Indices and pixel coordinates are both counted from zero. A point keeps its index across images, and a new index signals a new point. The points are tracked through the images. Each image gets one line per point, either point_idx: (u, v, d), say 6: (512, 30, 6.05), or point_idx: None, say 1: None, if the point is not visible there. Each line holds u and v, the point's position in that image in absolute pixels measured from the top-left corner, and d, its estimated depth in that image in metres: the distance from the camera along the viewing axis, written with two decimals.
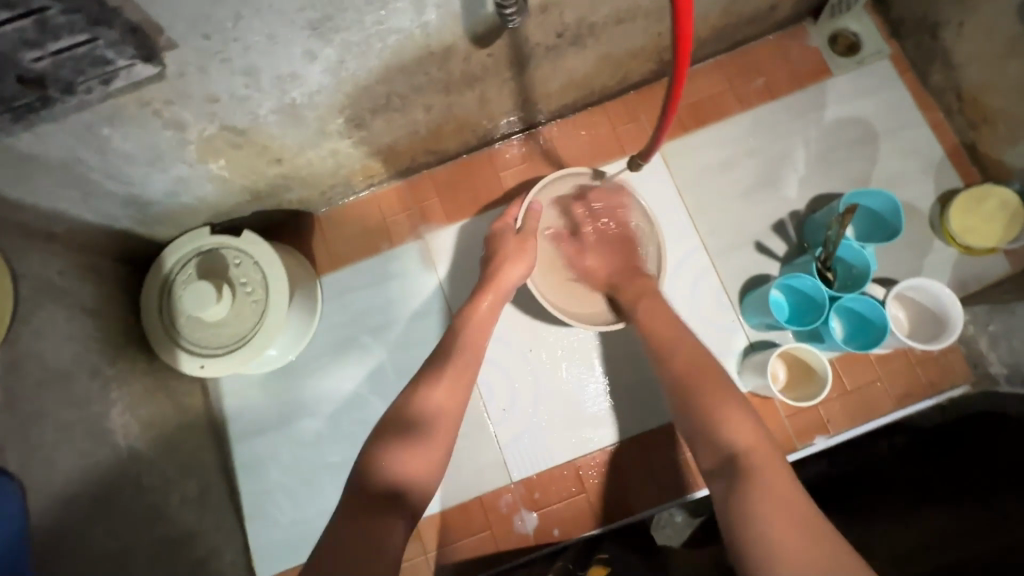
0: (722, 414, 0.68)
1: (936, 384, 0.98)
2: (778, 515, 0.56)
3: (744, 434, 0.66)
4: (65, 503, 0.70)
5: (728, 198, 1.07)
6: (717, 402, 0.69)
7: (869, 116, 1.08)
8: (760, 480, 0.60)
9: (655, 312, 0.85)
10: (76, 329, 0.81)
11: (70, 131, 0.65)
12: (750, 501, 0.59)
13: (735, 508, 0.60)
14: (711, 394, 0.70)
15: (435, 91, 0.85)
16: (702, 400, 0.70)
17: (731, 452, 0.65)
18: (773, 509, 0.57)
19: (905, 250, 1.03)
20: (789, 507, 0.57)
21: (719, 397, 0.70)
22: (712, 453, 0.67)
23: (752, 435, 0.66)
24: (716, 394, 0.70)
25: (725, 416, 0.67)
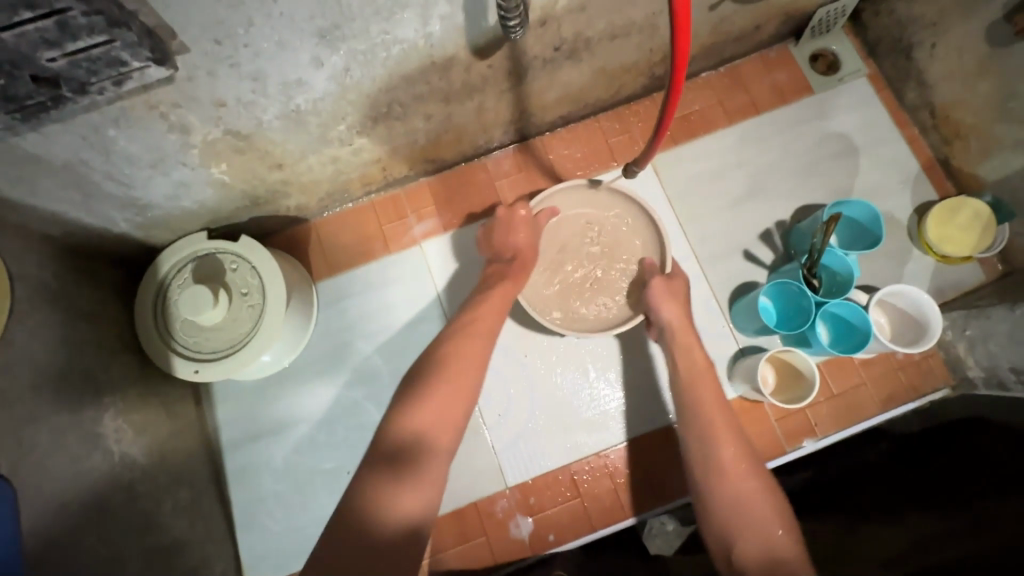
0: (755, 511, 0.69)
1: (917, 387, 1.02)
2: None
3: (780, 538, 0.66)
4: (57, 509, 0.69)
5: (717, 208, 1.11)
6: (759, 506, 0.69)
7: (849, 131, 1.13)
8: None
9: (700, 385, 0.83)
10: (71, 332, 0.80)
11: (76, 132, 0.65)
12: None
13: None
14: (752, 496, 0.70)
15: (436, 101, 0.88)
16: (743, 504, 0.70)
17: (774, 556, 0.64)
18: None
19: (885, 259, 1.07)
20: None
21: (755, 498, 0.70)
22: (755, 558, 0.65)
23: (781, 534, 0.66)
24: (757, 498, 0.70)
25: (759, 515, 0.69)
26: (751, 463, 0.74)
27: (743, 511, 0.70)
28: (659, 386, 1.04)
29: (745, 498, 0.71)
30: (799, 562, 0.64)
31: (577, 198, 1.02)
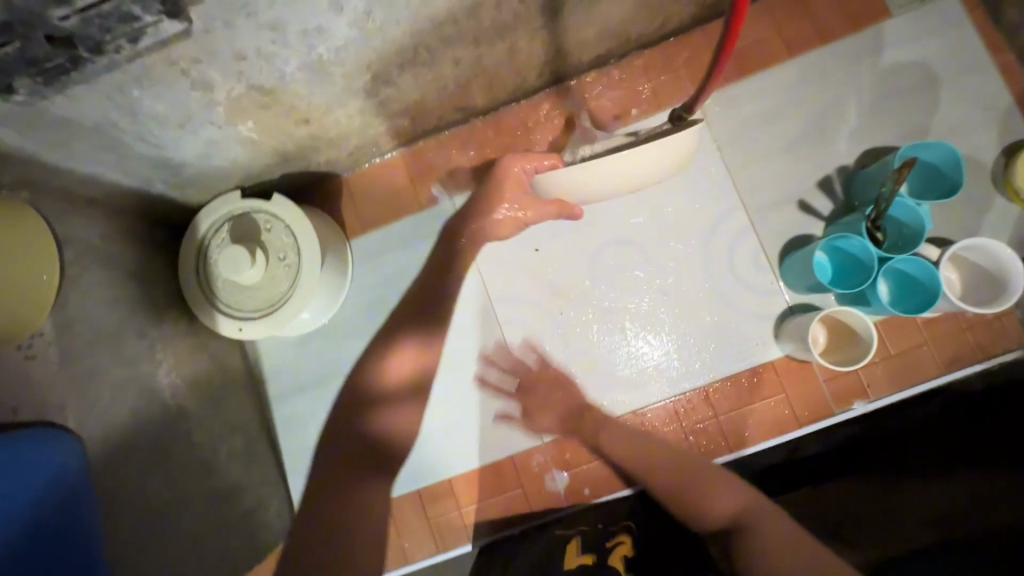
0: (710, 498, 0.81)
1: (986, 348, 0.94)
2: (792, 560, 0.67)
3: (727, 501, 0.80)
4: (121, 458, 0.73)
5: (771, 152, 1.01)
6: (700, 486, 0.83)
7: (931, 60, 0.99)
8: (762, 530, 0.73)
9: (613, 440, 0.95)
10: (122, 291, 0.82)
11: (101, 93, 0.64)
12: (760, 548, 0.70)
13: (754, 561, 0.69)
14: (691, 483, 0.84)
15: (465, 44, 0.82)
16: (687, 492, 0.83)
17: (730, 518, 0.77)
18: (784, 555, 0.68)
19: (963, 206, 0.96)
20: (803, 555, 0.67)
21: (689, 482, 0.84)
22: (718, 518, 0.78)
23: (738, 503, 0.79)
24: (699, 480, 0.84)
25: (708, 493, 0.81)
26: (682, 468, 0.87)
27: (699, 501, 0.81)
28: (700, 342, 1.00)
29: (697, 495, 0.82)
30: (756, 512, 0.76)
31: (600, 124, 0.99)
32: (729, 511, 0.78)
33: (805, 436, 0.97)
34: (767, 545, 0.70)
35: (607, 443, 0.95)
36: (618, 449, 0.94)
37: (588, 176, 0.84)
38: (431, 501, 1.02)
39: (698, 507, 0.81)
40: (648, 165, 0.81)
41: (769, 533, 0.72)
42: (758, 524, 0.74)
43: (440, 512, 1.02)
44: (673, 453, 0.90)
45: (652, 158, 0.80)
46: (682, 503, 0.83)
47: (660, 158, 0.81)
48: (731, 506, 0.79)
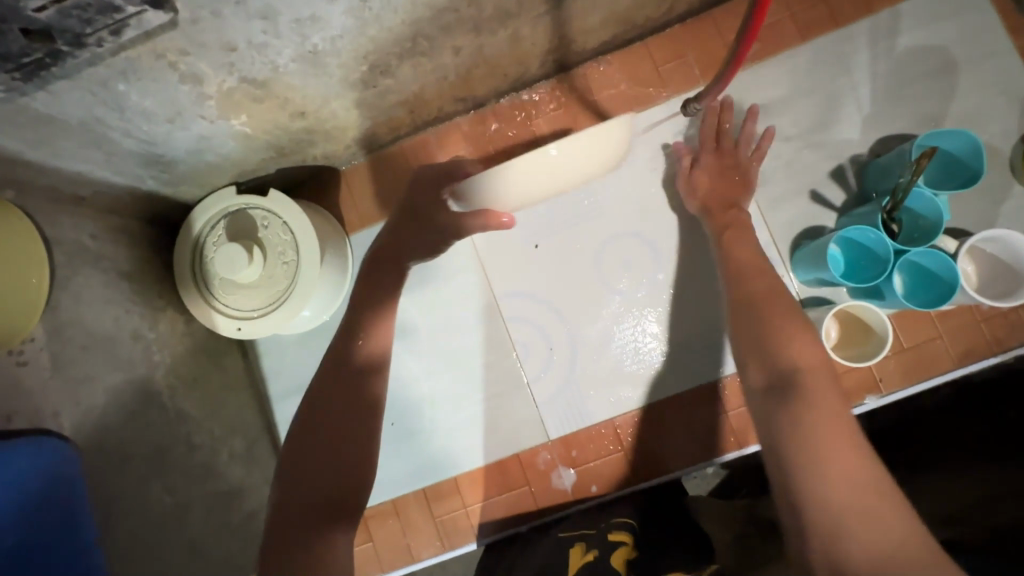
0: (784, 346, 0.69)
1: (1001, 342, 0.92)
2: (831, 446, 0.59)
3: (805, 353, 0.68)
4: (119, 464, 0.72)
5: (782, 142, 0.98)
6: (785, 327, 0.71)
7: (948, 44, 0.96)
8: (814, 406, 0.62)
9: (738, 246, 0.85)
10: (116, 293, 0.80)
11: (85, 89, 0.61)
12: (806, 424, 0.61)
13: (790, 431, 0.62)
14: (775, 326, 0.72)
15: (466, 31, 0.78)
16: (767, 325, 0.72)
17: (792, 370, 0.67)
18: (832, 447, 0.59)
19: (980, 196, 0.93)
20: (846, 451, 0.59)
21: (785, 322, 0.72)
22: (761, 368, 0.69)
23: (815, 362, 0.67)
24: (785, 326, 0.71)
25: (783, 340, 0.69)
26: (772, 305, 0.74)
27: (774, 348, 0.69)
28: (710, 338, 0.98)
29: (779, 346, 0.69)
30: (817, 382, 0.65)
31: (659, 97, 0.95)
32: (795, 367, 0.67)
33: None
34: (830, 425, 0.60)
35: (727, 241, 0.86)
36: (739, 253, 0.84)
37: (526, 173, 0.67)
38: (437, 499, 1.01)
39: (768, 353, 0.69)
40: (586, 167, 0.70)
41: (820, 416, 0.61)
42: (817, 395, 0.64)
43: (446, 510, 1.01)
44: (767, 280, 0.79)
45: (592, 159, 0.69)
46: (754, 348, 0.71)
47: (598, 159, 0.70)
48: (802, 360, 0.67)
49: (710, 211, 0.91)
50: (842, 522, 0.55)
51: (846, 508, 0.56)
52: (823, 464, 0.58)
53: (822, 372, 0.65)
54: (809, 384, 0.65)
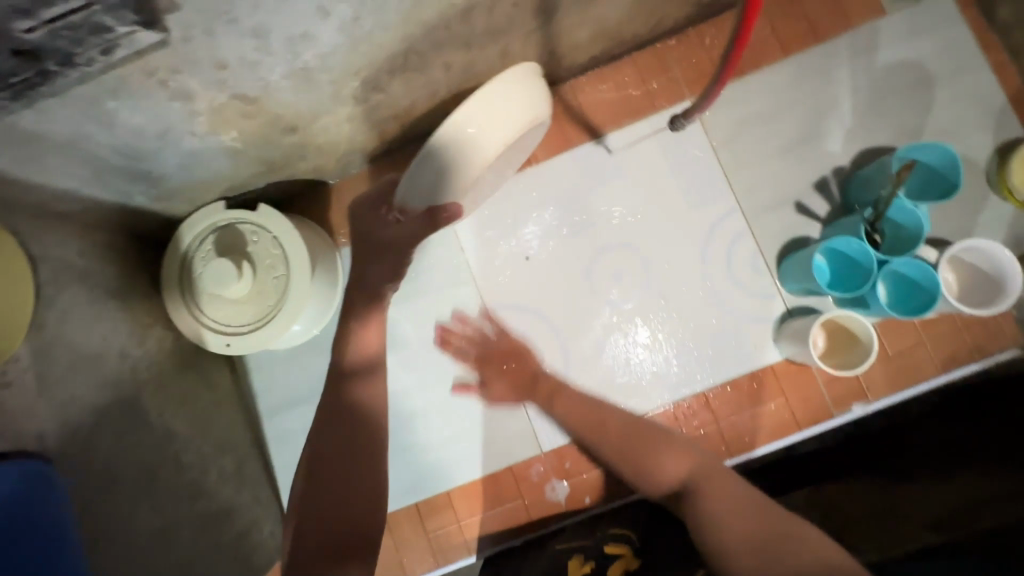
0: (654, 463, 0.79)
1: (982, 348, 0.94)
2: (734, 512, 0.67)
3: (671, 464, 0.77)
4: (106, 486, 0.70)
5: (766, 154, 1.00)
6: (651, 447, 0.80)
7: (925, 59, 0.99)
8: (705, 494, 0.71)
9: (564, 403, 0.94)
10: (102, 311, 0.79)
11: (74, 107, 0.61)
12: (704, 507, 0.69)
13: (699, 527, 0.68)
14: (647, 443, 0.81)
15: (457, 47, 0.79)
16: (634, 452, 0.81)
17: (672, 481, 0.76)
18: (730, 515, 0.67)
19: (959, 206, 0.96)
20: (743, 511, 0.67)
21: (643, 438, 0.82)
22: (659, 476, 0.77)
23: (687, 466, 0.76)
24: (656, 443, 0.81)
25: (658, 455, 0.79)
26: (632, 426, 0.85)
27: (647, 461, 0.79)
28: (701, 348, 0.99)
29: (653, 457, 0.79)
30: (703, 470, 0.75)
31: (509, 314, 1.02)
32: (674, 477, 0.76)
33: (810, 438, 0.97)
34: (728, 500, 0.69)
35: (559, 408, 0.93)
36: (569, 412, 0.92)
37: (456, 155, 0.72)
38: (430, 514, 1.00)
39: (647, 468, 0.79)
40: (507, 122, 0.72)
41: (710, 501, 0.70)
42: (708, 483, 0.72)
43: (439, 525, 1.00)
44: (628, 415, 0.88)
45: (506, 113, 0.72)
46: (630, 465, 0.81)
47: (516, 113, 0.73)
48: (675, 470, 0.77)
49: (530, 396, 0.98)
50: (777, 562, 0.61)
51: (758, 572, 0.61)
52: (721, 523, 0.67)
53: (707, 464, 0.75)
54: (699, 478, 0.74)
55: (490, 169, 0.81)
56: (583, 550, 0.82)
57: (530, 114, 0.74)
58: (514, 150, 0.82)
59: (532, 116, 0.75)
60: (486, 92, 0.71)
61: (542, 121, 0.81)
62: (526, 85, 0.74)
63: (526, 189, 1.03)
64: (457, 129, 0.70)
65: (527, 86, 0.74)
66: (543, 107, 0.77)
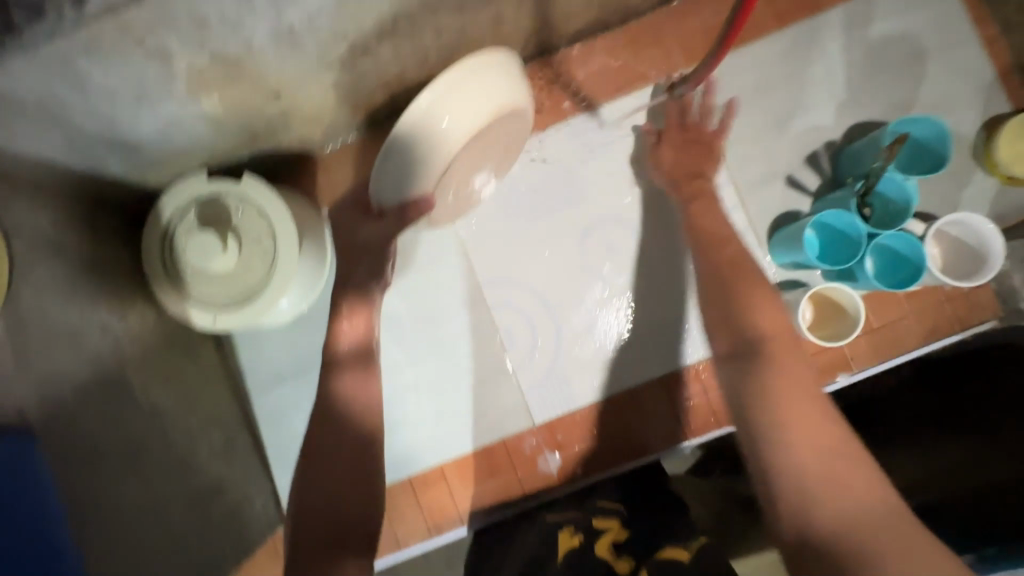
0: (752, 309, 0.71)
1: (962, 320, 0.97)
2: (789, 402, 0.61)
3: (765, 318, 0.71)
4: (92, 462, 0.69)
5: (759, 127, 1.00)
6: (749, 294, 0.74)
7: (918, 33, 0.99)
8: (775, 368, 0.65)
9: (705, 216, 0.86)
10: (81, 285, 0.76)
11: (44, 66, 0.57)
12: (769, 387, 0.63)
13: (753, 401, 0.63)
14: (752, 292, 0.74)
15: (449, 11, 0.76)
16: (737, 283, 0.75)
17: (753, 334, 0.69)
18: (799, 418, 0.60)
19: (945, 181, 0.97)
20: (817, 417, 0.61)
21: (753, 291, 0.74)
22: (726, 335, 0.71)
23: (773, 326, 0.70)
24: (757, 295, 0.73)
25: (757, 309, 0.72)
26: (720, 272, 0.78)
27: (737, 306, 0.72)
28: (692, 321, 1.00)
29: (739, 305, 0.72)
30: (779, 343, 0.68)
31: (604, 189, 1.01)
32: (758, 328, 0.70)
33: None
34: (807, 394, 0.62)
35: (695, 212, 0.87)
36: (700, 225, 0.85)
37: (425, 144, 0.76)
38: (423, 487, 1.01)
39: (736, 319, 0.71)
40: (468, 114, 0.76)
41: (777, 374, 0.64)
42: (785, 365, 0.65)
43: (432, 497, 1.01)
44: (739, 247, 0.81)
45: (470, 104, 0.76)
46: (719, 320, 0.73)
47: (479, 104, 0.77)
48: (767, 326, 0.70)
49: (676, 181, 0.91)
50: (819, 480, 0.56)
51: (802, 472, 0.57)
52: (782, 424, 0.60)
53: (781, 336, 0.68)
54: (774, 347, 0.67)
55: (464, 161, 0.85)
56: (571, 523, 0.82)
57: (492, 107, 0.78)
58: (489, 144, 0.86)
59: (496, 108, 0.78)
60: (450, 83, 0.74)
61: (516, 115, 0.84)
62: (495, 78, 0.77)
63: (524, 160, 1.02)
64: (422, 115, 0.74)
65: (494, 79, 0.77)
66: (511, 102, 0.80)
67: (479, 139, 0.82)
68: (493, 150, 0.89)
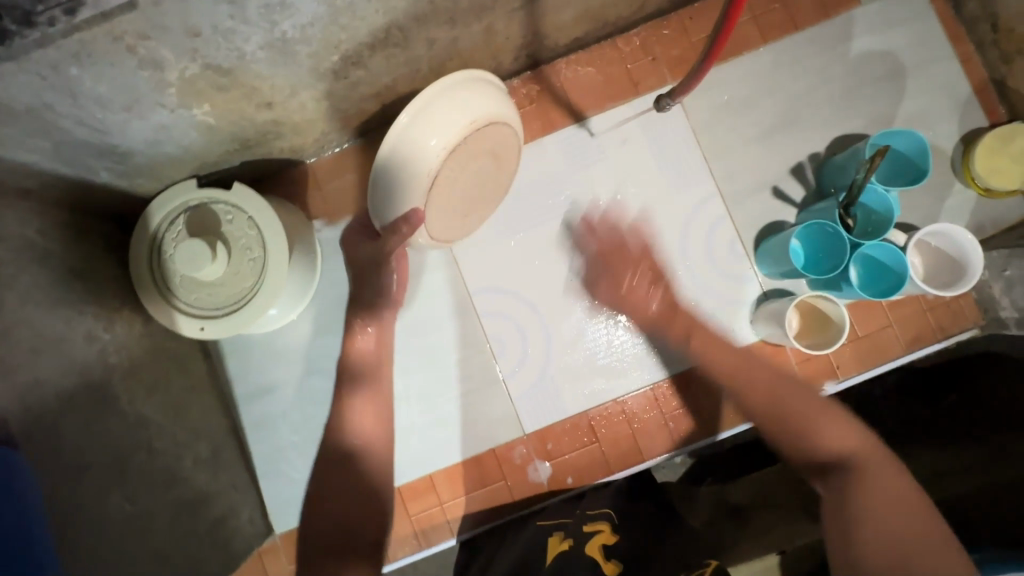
0: (824, 432, 0.73)
1: (945, 328, 0.98)
2: (896, 521, 0.63)
3: (837, 438, 0.72)
4: (77, 474, 0.67)
5: (745, 139, 1.02)
6: (816, 413, 0.75)
7: (897, 50, 1.02)
8: (866, 504, 0.65)
9: (713, 349, 0.85)
10: (67, 292, 0.75)
11: (33, 72, 0.57)
12: (862, 513, 0.64)
13: (855, 533, 0.64)
14: (806, 415, 0.75)
15: (440, 24, 0.77)
16: (794, 419, 0.75)
17: (840, 456, 0.70)
18: (895, 518, 0.63)
19: (926, 193, 1.00)
20: (902, 515, 0.63)
21: (811, 404, 0.76)
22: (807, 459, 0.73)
23: (854, 444, 0.71)
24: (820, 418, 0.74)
25: (828, 433, 0.73)
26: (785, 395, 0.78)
27: (805, 433, 0.74)
28: None
29: (817, 440, 0.73)
30: (871, 463, 0.69)
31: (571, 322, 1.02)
32: (840, 450, 0.71)
33: None
34: (898, 509, 0.64)
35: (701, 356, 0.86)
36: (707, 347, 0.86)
37: (405, 158, 0.79)
38: (412, 498, 1.00)
39: (804, 445, 0.73)
40: (440, 125, 0.78)
41: (879, 489, 0.66)
42: (879, 468, 0.68)
43: (421, 508, 1.00)
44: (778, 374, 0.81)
45: (443, 117, 0.78)
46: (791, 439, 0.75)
47: (453, 117, 0.79)
48: (848, 448, 0.71)
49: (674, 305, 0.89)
50: (903, 561, 0.60)
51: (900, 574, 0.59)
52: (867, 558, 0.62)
53: (868, 454, 0.70)
54: (862, 467, 0.68)
55: (457, 181, 0.84)
56: (562, 529, 0.82)
57: (466, 118, 0.79)
58: (482, 163, 0.85)
59: (470, 119, 0.79)
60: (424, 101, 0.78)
61: (501, 129, 0.84)
62: (471, 94, 0.80)
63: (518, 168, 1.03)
64: (402, 133, 0.79)
65: (466, 93, 0.79)
66: (487, 114, 0.81)
67: (464, 153, 0.81)
68: (496, 169, 0.89)
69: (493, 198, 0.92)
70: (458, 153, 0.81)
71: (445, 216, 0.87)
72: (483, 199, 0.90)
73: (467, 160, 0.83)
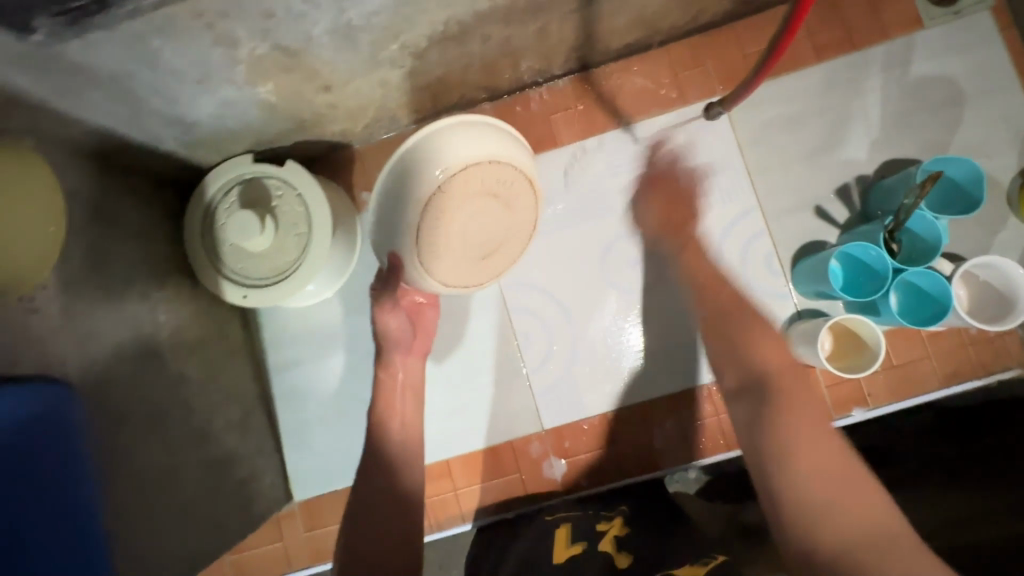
0: (752, 349, 0.77)
1: (985, 366, 0.96)
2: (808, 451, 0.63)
3: (766, 355, 0.76)
4: (119, 418, 0.71)
5: (791, 155, 1.01)
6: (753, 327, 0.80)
7: (958, 76, 0.99)
8: (791, 418, 0.67)
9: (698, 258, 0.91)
10: (127, 250, 0.80)
11: (120, 41, 0.62)
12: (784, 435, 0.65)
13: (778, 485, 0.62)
14: (755, 340, 0.78)
15: (497, 21, 0.80)
16: (742, 344, 0.79)
17: (764, 372, 0.74)
18: (806, 443, 0.63)
19: (978, 225, 0.97)
20: (826, 443, 0.63)
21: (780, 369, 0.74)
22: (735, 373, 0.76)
23: (779, 365, 0.75)
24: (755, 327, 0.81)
25: (761, 357, 0.76)
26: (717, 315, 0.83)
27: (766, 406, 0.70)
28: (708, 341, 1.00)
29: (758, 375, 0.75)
30: (790, 381, 0.73)
31: (596, 469, 1.00)
32: (765, 366, 0.75)
33: None
34: (804, 423, 0.66)
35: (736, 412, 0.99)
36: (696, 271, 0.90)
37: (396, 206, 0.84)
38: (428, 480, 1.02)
39: (739, 356, 0.77)
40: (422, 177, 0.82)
41: (806, 421, 0.66)
42: (790, 404, 0.69)
43: (436, 491, 1.02)
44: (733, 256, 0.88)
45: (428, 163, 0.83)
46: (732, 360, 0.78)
47: (432, 166, 0.82)
48: (775, 364, 0.75)
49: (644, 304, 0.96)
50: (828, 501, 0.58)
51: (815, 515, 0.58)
52: (792, 468, 0.62)
53: (786, 373, 0.74)
54: (777, 384, 0.72)
55: (457, 227, 0.84)
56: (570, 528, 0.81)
57: (452, 162, 0.82)
58: (485, 206, 0.85)
59: (445, 167, 0.82)
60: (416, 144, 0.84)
61: (499, 169, 0.84)
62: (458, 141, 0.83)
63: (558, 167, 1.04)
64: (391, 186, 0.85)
65: (445, 142, 0.83)
66: (465, 157, 0.82)
67: (453, 201, 0.83)
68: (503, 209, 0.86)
69: (513, 239, 0.89)
70: (445, 198, 0.83)
71: (454, 260, 0.86)
72: (500, 239, 0.88)
73: (461, 205, 0.83)
